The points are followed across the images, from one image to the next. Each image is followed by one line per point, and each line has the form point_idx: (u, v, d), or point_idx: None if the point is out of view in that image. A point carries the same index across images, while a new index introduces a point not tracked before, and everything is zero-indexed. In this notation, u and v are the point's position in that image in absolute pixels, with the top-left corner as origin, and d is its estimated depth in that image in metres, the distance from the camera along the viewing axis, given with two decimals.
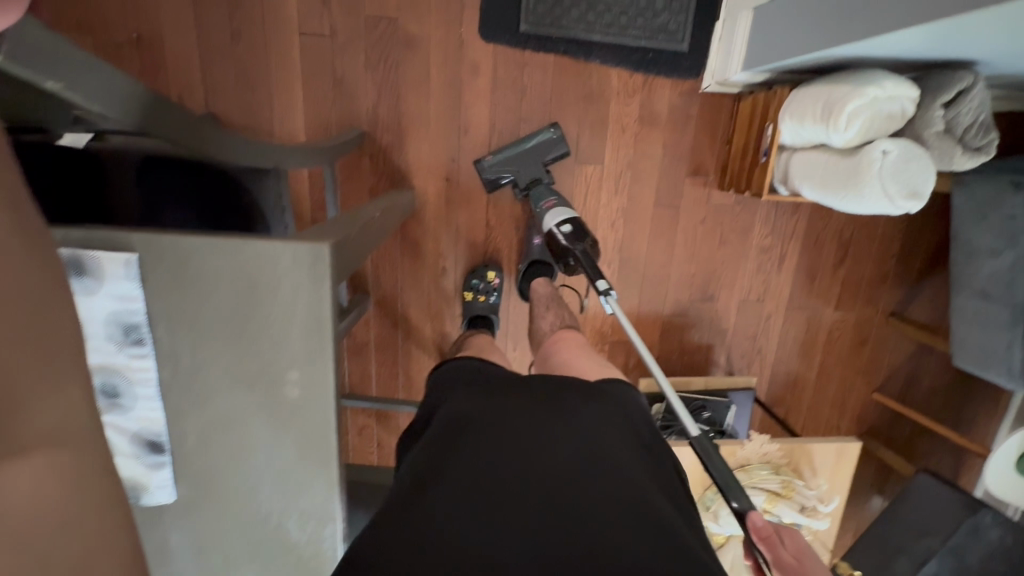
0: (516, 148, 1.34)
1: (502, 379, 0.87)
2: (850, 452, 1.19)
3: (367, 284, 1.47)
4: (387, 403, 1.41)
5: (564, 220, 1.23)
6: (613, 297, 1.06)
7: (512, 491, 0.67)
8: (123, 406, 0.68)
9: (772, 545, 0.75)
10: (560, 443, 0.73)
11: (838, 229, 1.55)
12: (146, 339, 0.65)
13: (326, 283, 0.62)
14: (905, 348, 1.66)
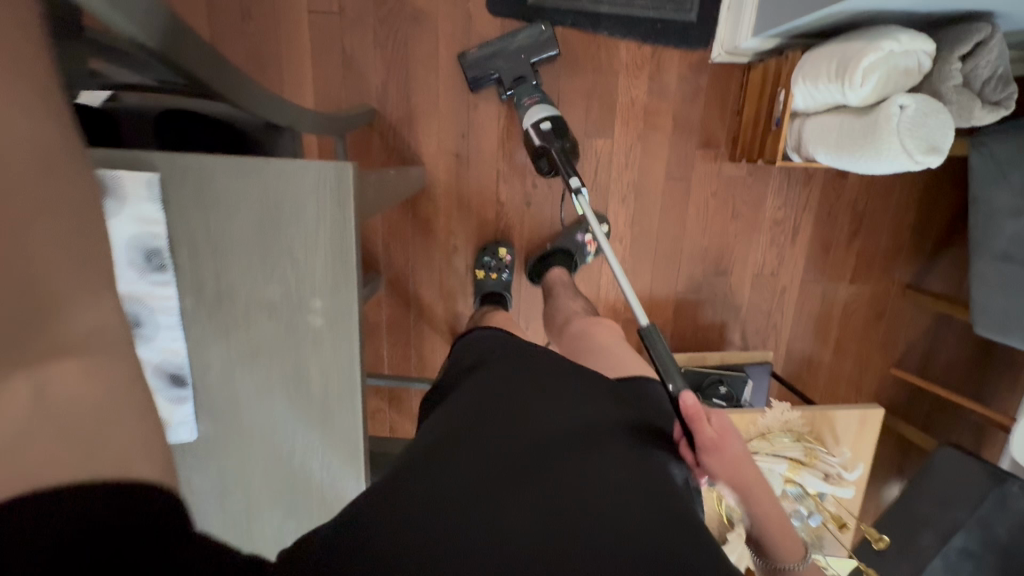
0: (503, 43, 1.30)
1: (525, 353, 0.85)
2: (873, 417, 1.17)
3: (378, 264, 1.46)
4: (401, 382, 1.40)
5: (546, 116, 1.24)
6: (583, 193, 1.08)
7: (524, 467, 0.64)
8: (145, 337, 0.70)
9: (697, 425, 0.80)
10: (579, 419, 0.72)
11: (852, 200, 1.54)
12: (167, 265, 0.68)
13: (348, 205, 0.65)
14: (923, 321, 1.63)
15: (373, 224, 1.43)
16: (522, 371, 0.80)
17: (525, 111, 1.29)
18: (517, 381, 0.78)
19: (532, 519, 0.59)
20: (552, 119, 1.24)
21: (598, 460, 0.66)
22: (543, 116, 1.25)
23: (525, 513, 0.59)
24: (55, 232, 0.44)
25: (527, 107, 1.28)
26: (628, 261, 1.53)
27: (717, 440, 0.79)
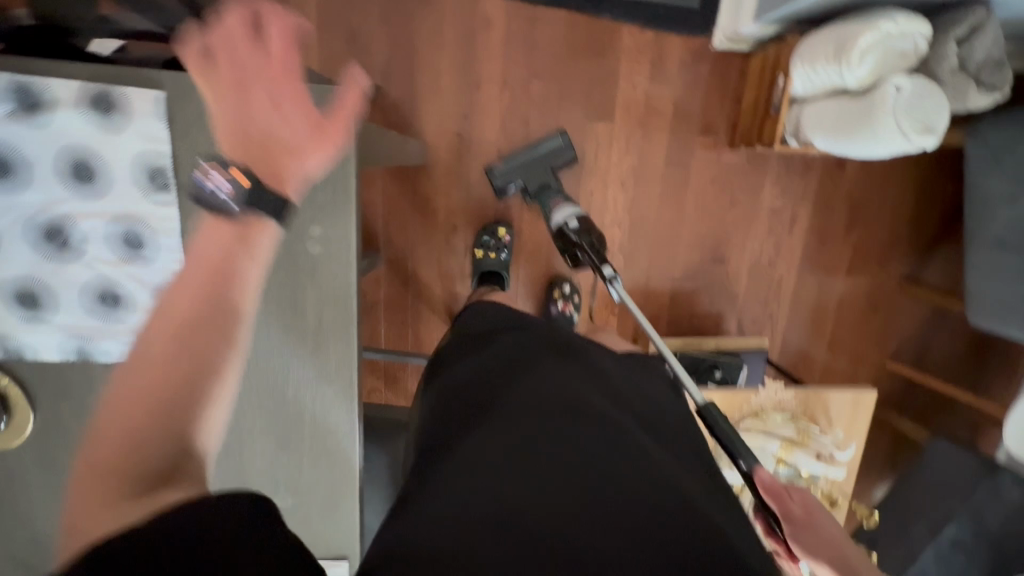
0: (527, 155, 1.38)
1: (523, 332, 0.90)
2: (866, 400, 1.18)
3: (377, 243, 1.47)
4: (397, 356, 1.39)
5: (572, 216, 1.22)
6: (618, 284, 1.05)
7: (540, 450, 0.69)
8: (146, 257, 0.80)
9: (782, 500, 0.83)
10: (573, 385, 0.79)
11: (850, 191, 1.55)
12: (170, 184, 0.78)
13: (349, 129, 0.79)
14: (918, 315, 1.64)
15: (374, 201, 1.44)
16: (518, 341, 0.87)
17: (551, 211, 1.29)
18: (516, 353, 0.85)
19: (530, 475, 0.66)
20: (579, 219, 1.21)
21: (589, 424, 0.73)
22: (570, 218, 1.22)
23: (521, 471, 0.66)
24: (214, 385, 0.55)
25: (554, 211, 1.27)
26: (626, 247, 1.53)
27: (806, 516, 0.82)
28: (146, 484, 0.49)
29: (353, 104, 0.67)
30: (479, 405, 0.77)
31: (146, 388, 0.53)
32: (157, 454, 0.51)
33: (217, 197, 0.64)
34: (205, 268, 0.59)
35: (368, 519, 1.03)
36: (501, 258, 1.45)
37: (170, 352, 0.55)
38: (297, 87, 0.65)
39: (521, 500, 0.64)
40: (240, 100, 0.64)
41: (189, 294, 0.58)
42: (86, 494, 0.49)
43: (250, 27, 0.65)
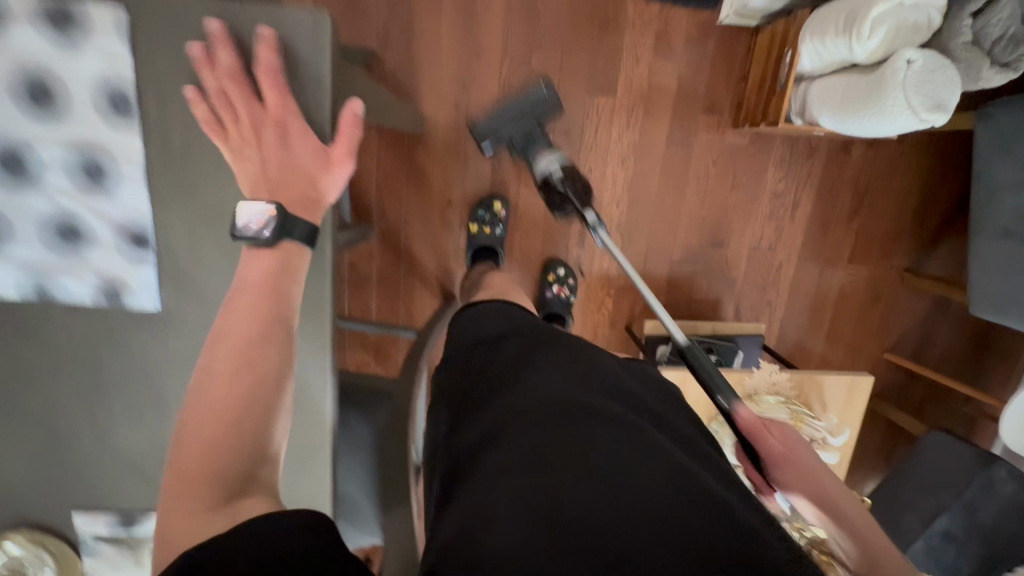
0: (508, 106, 1.26)
1: (531, 334, 0.84)
2: (862, 385, 1.15)
3: (370, 214, 1.44)
4: (385, 329, 1.36)
5: (555, 166, 1.17)
6: (603, 231, 1.09)
7: (561, 451, 0.64)
8: (108, 190, 0.76)
9: (760, 438, 0.79)
10: (578, 371, 0.76)
11: (854, 177, 1.52)
12: (132, 113, 0.74)
13: (326, 53, 0.74)
14: (919, 307, 1.61)
15: (367, 171, 1.41)
16: (520, 334, 0.85)
17: (534, 161, 1.22)
18: (520, 350, 0.81)
19: (541, 458, 0.63)
20: (563, 168, 1.17)
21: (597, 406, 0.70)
22: (553, 166, 1.17)
23: (535, 468, 0.62)
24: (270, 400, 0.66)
25: (537, 160, 1.21)
26: (624, 227, 1.50)
27: (785, 452, 0.78)
28: (223, 496, 0.56)
29: (349, 129, 0.78)
30: (485, 395, 0.75)
31: (214, 409, 0.62)
32: (227, 467, 0.58)
33: (248, 227, 0.73)
34: (252, 297, 0.72)
35: (349, 488, 1.01)
36: (495, 234, 1.42)
37: (229, 373, 0.65)
38: (299, 128, 0.76)
39: (534, 484, 0.60)
40: (258, 150, 0.74)
41: (241, 322, 0.69)
42: (175, 509, 0.55)
43: (247, 84, 0.73)
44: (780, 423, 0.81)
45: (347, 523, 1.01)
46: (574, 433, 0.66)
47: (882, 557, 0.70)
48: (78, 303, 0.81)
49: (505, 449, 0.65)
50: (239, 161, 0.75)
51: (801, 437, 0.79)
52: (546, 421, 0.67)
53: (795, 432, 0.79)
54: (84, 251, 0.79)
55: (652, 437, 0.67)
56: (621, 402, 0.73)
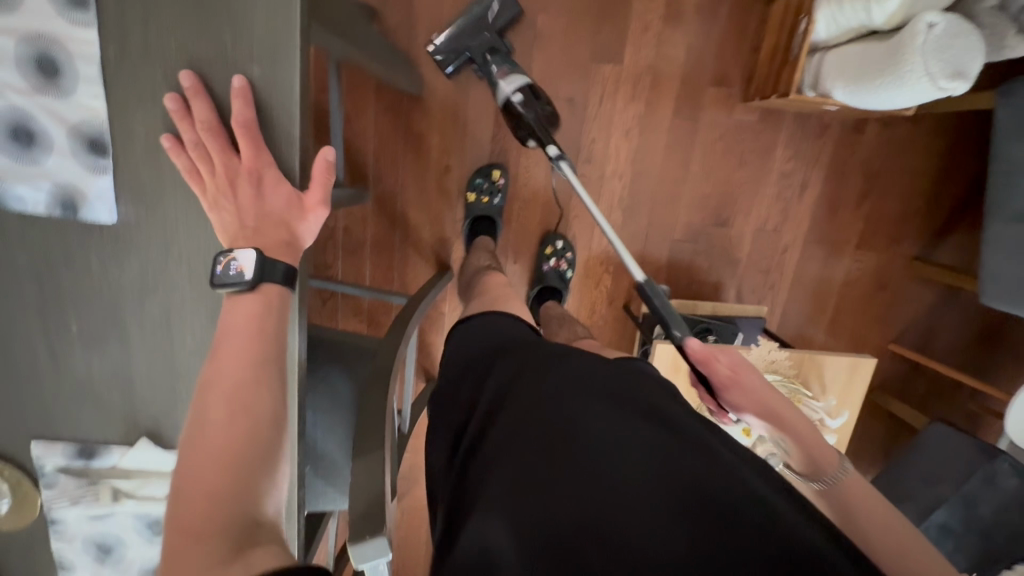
0: (464, 23, 1.24)
1: (520, 346, 0.80)
2: (865, 367, 1.11)
3: (366, 178, 1.41)
4: (376, 294, 1.33)
5: (516, 88, 1.16)
6: (564, 162, 1.07)
7: (556, 471, 0.59)
8: (62, 89, 0.64)
9: (708, 365, 0.82)
10: (578, 374, 0.70)
11: (866, 158, 1.46)
12: (88, 2, 0.61)
13: None
14: (926, 297, 1.57)
15: (364, 132, 1.37)
16: (513, 348, 0.80)
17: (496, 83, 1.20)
18: (509, 363, 0.76)
19: (543, 473, 0.59)
20: (524, 91, 1.16)
21: (602, 412, 0.65)
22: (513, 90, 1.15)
23: (530, 493, 0.58)
24: (270, 440, 0.61)
25: (498, 83, 1.19)
26: (625, 202, 1.46)
27: (731, 376, 0.80)
28: (232, 546, 0.51)
29: (325, 177, 0.69)
30: (483, 416, 0.70)
31: (213, 460, 0.57)
32: (230, 516, 0.54)
33: (229, 275, 0.64)
34: (239, 340, 0.64)
35: (328, 447, 0.99)
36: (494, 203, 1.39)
37: (225, 418, 0.59)
38: (275, 178, 0.66)
39: (539, 505, 0.57)
40: (232, 200, 0.65)
41: (231, 368, 0.62)
42: (179, 563, 0.51)
43: (222, 133, 0.65)
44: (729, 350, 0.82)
45: (326, 482, 0.98)
46: (577, 445, 0.61)
47: (821, 463, 0.73)
48: (32, 216, 0.69)
49: (505, 470, 0.60)
50: (216, 213, 0.66)
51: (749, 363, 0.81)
52: (547, 435, 0.63)
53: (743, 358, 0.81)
54: (37, 155, 0.67)
55: (661, 436, 0.63)
56: (626, 400, 0.67)
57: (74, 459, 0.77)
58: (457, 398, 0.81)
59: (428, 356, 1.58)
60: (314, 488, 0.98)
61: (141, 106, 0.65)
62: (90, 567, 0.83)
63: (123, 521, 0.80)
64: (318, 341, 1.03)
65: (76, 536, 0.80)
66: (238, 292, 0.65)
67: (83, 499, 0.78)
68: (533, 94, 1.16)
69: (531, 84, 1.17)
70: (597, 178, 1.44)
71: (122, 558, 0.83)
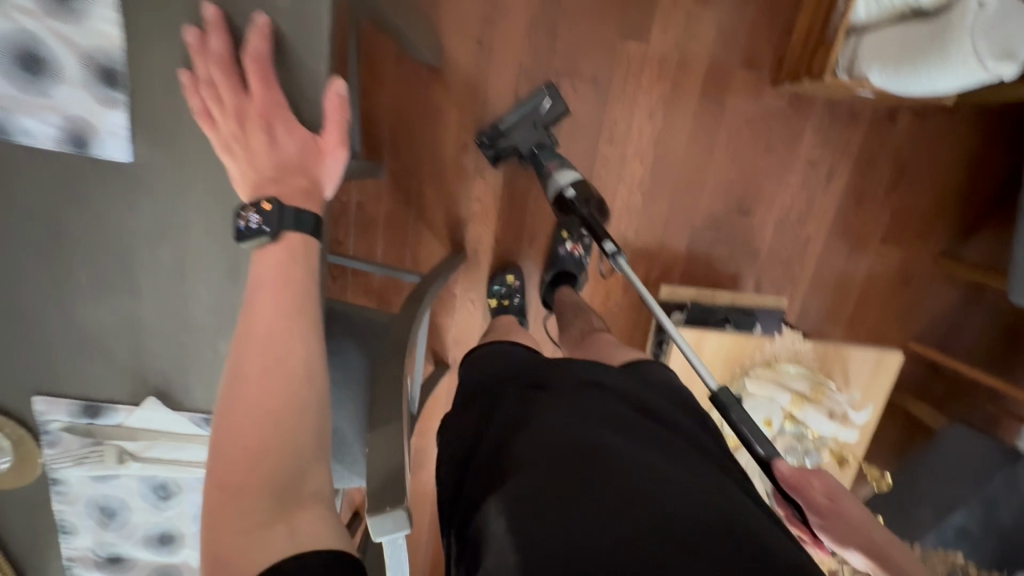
0: (518, 112, 1.31)
1: (538, 369, 0.82)
2: (891, 360, 1.07)
3: (381, 153, 1.38)
4: (387, 271, 1.30)
5: (568, 183, 1.19)
6: (620, 258, 1.03)
7: (569, 486, 0.61)
8: (75, 12, 0.61)
9: (803, 489, 0.80)
10: (597, 399, 0.73)
11: (896, 149, 1.42)
12: None
13: None
14: (950, 296, 1.53)
15: (382, 106, 1.34)
16: (528, 372, 0.82)
17: (547, 177, 1.25)
18: (525, 386, 0.78)
19: (561, 483, 0.62)
20: (576, 186, 1.19)
21: (618, 436, 0.68)
22: (566, 184, 1.19)
23: (542, 505, 0.60)
24: (316, 404, 0.57)
25: (550, 177, 1.24)
26: (646, 187, 1.43)
27: (829, 505, 0.78)
28: (273, 510, 0.50)
29: (338, 114, 0.65)
30: (499, 428, 0.72)
31: (251, 416, 0.54)
32: (273, 475, 0.52)
33: (251, 227, 0.62)
34: (271, 290, 0.61)
35: (338, 422, 0.96)
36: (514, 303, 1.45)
37: (260, 372, 0.57)
38: (287, 123, 0.64)
39: (555, 512, 0.59)
40: (245, 147, 0.63)
41: (263, 316, 0.59)
42: (223, 522, 0.50)
43: (234, 72, 0.62)
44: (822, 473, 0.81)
45: (334, 455, 0.96)
46: (595, 461, 0.64)
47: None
48: (39, 150, 0.66)
49: (523, 476, 0.62)
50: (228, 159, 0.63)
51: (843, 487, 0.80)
52: (566, 448, 0.65)
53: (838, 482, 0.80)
54: (47, 86, 0.64)
55: (675, 468, 0.66)
56: (642, 433, 0.70)
57: (78, 418, 0.76)
58: (472, 406, 0.82)
59: (437, 338, 1.56)
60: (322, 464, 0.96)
61: (165, 49, 0.63)
62: (92, 530, 0.83)
63: (127, 484, 0.80)
64: (331, 312, 1.00)
65: (79, 498, 0.80)
66: (260, 246, 0.63)
67: (85, 461, 0.77)
68: (585, 189, 1.19)
69: (583, 179, 1.20)
70: (617, 160, 1.40)
71: (127, 522, 0.84)
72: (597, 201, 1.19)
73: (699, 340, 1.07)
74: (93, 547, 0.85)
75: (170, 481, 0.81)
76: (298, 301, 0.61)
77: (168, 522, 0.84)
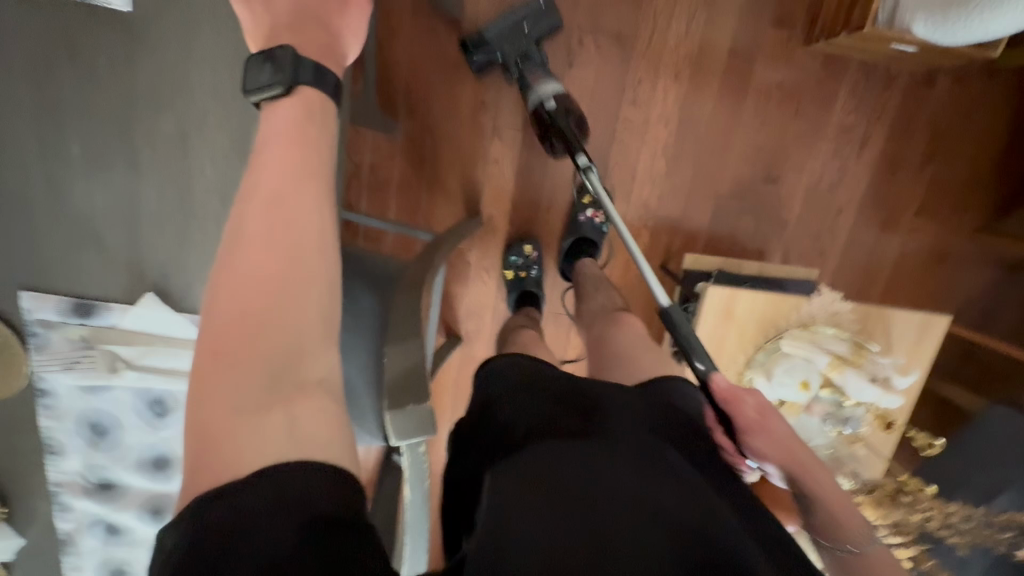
0: (504, 22, 1.21)
1: (550, 382, 0.79)
2: (938, 324, 1.01)
3: (396, 112, 1.33)
4: (400, 229, 1.25)
5: (549, 94, 1.14)
6: (591, 170, 0.99)
7: (563, 513, 0.60)
8: None
9: (736, 404, 0.81)
10: (610, 416, 0.72)
11: (934, 115, 1.35)
12: None
13: None
14: (989, 274, 1.46)
15: (398, 62, 1.30)
16: (539, 384, 0.79)
17: (529, 89, 1.18)
18: (534, 401, 0.75)
19: (550, 493, 0.61)
20: (557, 99, 1.14)
21: (621, 465, 0.65)
22: (548, 96, 1.13)
23: (535, 530, 0.58)
24: (318, 296, 0.62)
25: (529, 87, 1.18)
26: (670, 152, 1.37)
27: (758, 421, 0.80)
28: (271, 380, 0.56)
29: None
30: (505, 431, 0.72)
31: (252, 280, 0.60)
32: (274, 351, 0.58)
33: (264, 84, 0.72)
34: (273, 182, 0.66)
35: (347, 372, 0.91)
36: (532, 274, 1.40)
37: (262, 243, 0.62)
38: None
39: (540, 537, 0.57)
40: None
41: (272, 193, 0.65)
42: (226, 385, 0.55)
43: None
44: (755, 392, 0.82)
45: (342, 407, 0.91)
46: (588, 478, 0.63)
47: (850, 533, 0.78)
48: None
49: (521, 499, 0.60)
50: None
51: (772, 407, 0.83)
52: (568, 475, 0.63)
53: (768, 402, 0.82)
54: None
55: (675, 502, 0.63)
56: (652, 456, 0.68)
57: (64, 314, 0.94)
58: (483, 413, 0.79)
59: (450, 308, 1.50)
60: None
61: None
62: (80, 450, 1.02)
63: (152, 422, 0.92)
64: (343, 258, 0.95)
65: (68, 413, 0.99)
66: (273, 101, 0.73)
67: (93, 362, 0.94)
68: (566, 103, 1.14)
69: (563, 92, 1.15)
70: (641, 124, 1.34)
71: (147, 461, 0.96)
72: (576, 114, 1.14)
73: (731, 299, 1.01)
74: (83, 472, 1.04)
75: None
76: (307, 179, 0.68)
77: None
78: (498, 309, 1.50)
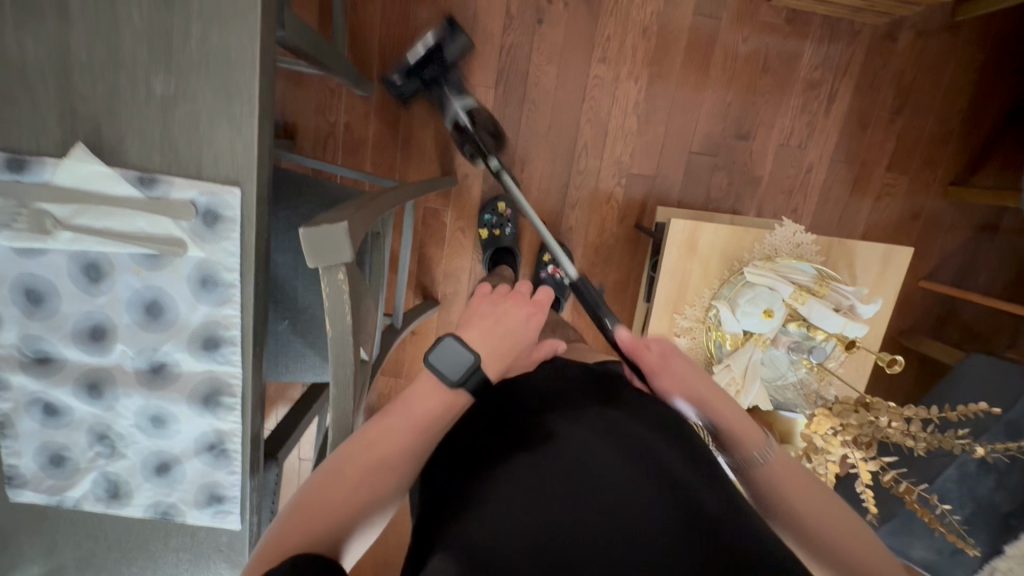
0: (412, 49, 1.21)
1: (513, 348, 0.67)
2: (901, 255, 1.03)
3: (371, 69, 1.34)
4: (369, 177, 1.24)
5: (462, 109, 1.21)
6: (506, 173, 1.10)
7: (542, 484, 0.50)
8: None
9: (637, 353, 0.67)
10: (588, 396, 0.60)
11: (899, 70, 1.37)
12: None
13: None
14: (963, 229, 1.46)
15: (370, 20, 1.31)
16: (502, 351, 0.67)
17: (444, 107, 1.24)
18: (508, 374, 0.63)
19: (536, 495, 0.49)
20: (471, 110, 1.21)
21: (596, 423, 0.56)
22: (460, 110, 1.20)
23: (513, 510, 0.48)
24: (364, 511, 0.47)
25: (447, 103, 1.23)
26: (641, 108, 1.39)
27: (660, 362, 0.65)
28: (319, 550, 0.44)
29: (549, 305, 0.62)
30: (477, 444, 0.55)
31: (300, 516, 0.44)
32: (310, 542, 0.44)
33: (440, 360, 0.52)
34: (363, 456, 0.48)
35: (308, 300, 0.88)
36: (506, 233, 1.41)
37: (316, 499, 0.46)
38: (519, 298, 0.59)
39: (516, 515, 0.47)
40: None
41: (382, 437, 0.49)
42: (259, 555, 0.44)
43: None
44: (660, 336, 0.67)
45: (304, 343, 0.89)
46: (584, 511, 0.48)
47: (741, 441, 0.60)
48: None
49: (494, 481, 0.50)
50: None
51: (681, 351, 0.66)
52: (538, 442, 0.53)
53: (676, 346, 0.66)
54: None
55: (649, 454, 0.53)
56: (663, 475, 0.51)
57: None
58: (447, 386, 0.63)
59: (426, 271, 1.48)
60: (289, 347, 0.88)
61: None
62: None
63: (122, 385, 0.62)
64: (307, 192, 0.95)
65: None
66: (440, 363, 0.52)
67: (8, 226, 0.56)
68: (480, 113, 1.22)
69: (477, 103, 1.23)
70: (611, 81, 1.36)
71: (75, 470, 0.65)
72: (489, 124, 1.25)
73: (695, 232, 1.02)
74: None
75: (102, 259, 0.58)
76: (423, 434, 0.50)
77: (128, 468, 0.65)
78: (475, 271, 1.48)
